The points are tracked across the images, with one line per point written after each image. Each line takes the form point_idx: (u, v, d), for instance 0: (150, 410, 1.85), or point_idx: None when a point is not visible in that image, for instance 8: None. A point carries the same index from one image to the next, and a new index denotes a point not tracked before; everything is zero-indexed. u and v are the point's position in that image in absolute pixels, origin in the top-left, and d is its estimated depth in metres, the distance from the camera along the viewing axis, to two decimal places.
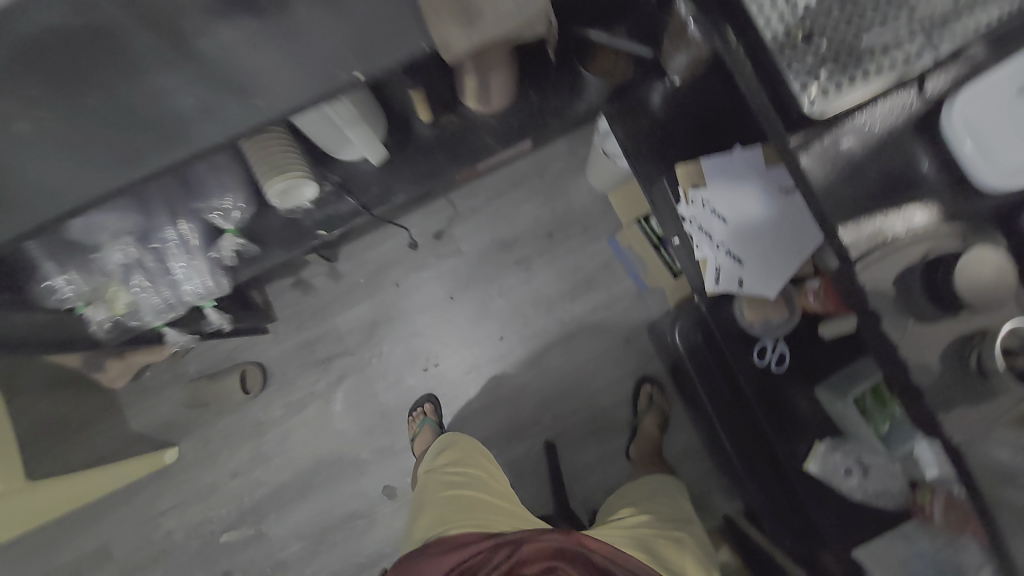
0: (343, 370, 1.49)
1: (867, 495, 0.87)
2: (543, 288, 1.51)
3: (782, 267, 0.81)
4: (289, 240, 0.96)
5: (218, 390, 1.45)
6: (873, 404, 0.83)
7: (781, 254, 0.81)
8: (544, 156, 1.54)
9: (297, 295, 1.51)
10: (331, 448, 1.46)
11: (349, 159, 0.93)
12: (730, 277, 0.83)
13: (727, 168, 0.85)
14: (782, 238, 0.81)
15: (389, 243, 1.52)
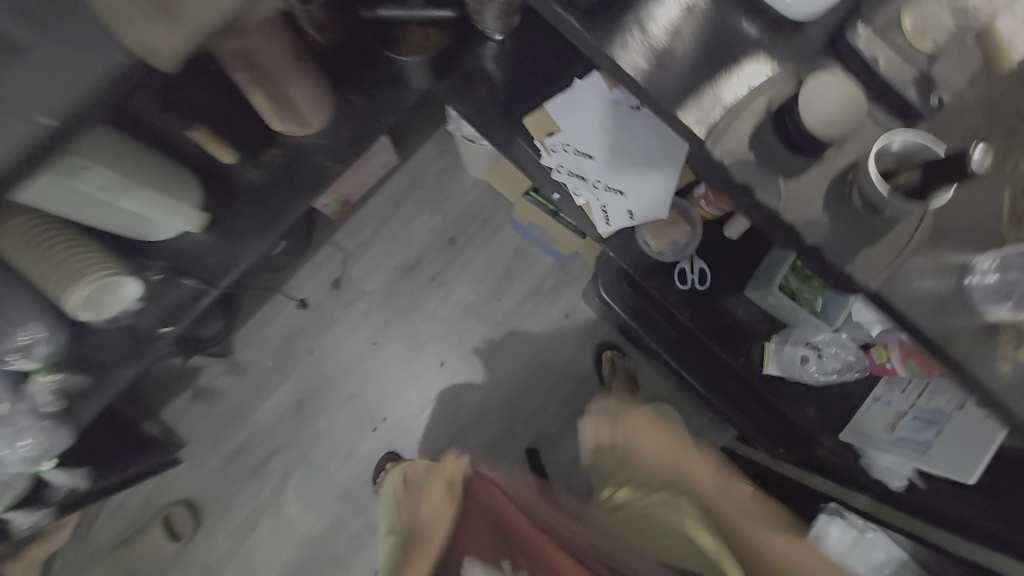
0: (285, 466, 1.30)
1: (828, 375, 0.84)
2: (465, 296, 1.42)
3: (663, 185, 0.76)
4: (128, 355, 0.78)
5: (143, 550, 1.22)
6: (798, 285, 0.82)
7: (655, 169, 0.76)
8: (415, 166, 1.45)
9: (202, 407, 1.31)
10: (302, 556, 1.27)
11: (169, 237, 0.79)
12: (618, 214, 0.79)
13: (570, 105, 0.78)
14: (653, 154, 0.76)
15: (286, 312, 1.37)
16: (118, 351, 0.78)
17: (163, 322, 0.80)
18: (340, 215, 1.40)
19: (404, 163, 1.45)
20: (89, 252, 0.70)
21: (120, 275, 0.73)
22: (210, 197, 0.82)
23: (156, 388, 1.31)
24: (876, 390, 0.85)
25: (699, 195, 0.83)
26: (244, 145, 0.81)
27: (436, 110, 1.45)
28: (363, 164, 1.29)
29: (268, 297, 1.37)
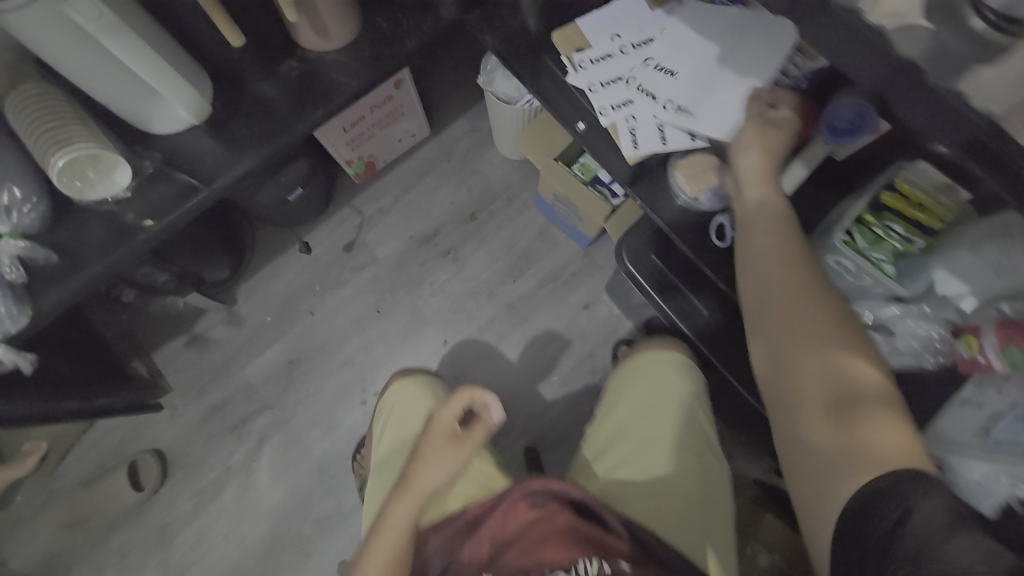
0: (263, 430, 1.21)
1: (902, 358, 0.67)
2: (478, 274, 1.32)
3: (725, 109, 0.68)
4: (105, 246, 0.74)
5: (104, 496, 1.13)
6: (868, 243, 0.67)
7: (698, 86, 0.70)
8: (447, 138, 1.41)
9: (193, 355, 1.26)
10: (262, 533, 1.14)
11: (168, 131, 0.77)
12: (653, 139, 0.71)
13: (608, 26, 0.73)
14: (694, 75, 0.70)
15: (294, 269, 1.32)
16: (94, 240, 0.74)
17: (145, 214, 0.75)
18: (363, 179, 1.36)
19: (435, 135, 1.41)
20: (81, 128, 0.68)
21: (110, 154, 0.71)
22: (219, 99, 0.80)
23: (155, 329, 1.28)
24: (964, 393, 0.66)
25: None
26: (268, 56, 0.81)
27: (473, 87, 1.43)
28: (392, 124, 1.25)
29: (279, 253, 1.33)
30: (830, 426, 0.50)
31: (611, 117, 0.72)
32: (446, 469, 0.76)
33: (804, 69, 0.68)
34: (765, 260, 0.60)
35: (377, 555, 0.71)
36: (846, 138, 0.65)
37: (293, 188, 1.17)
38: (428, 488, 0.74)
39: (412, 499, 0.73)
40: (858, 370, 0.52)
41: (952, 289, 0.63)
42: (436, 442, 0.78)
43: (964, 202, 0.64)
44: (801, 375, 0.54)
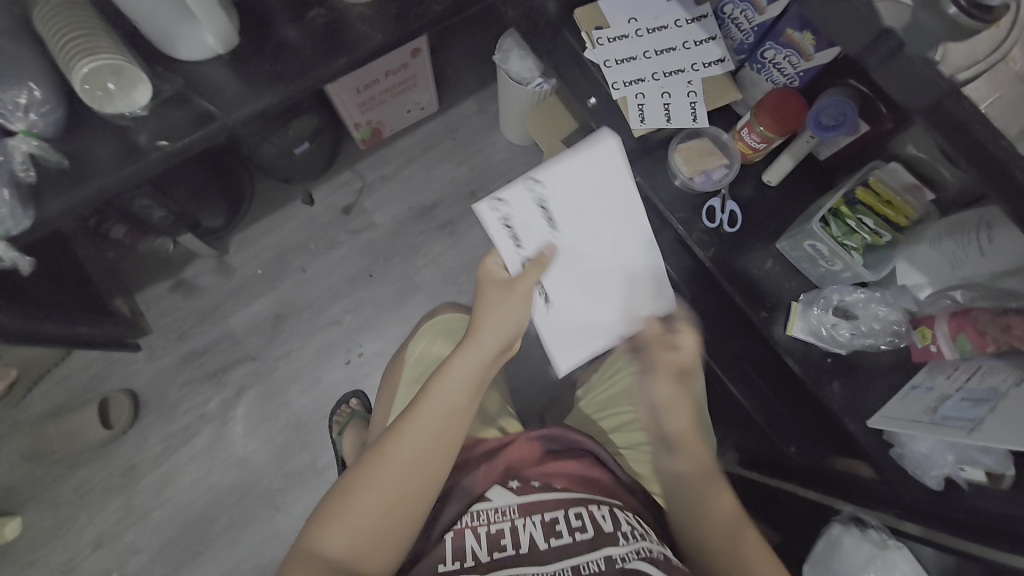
0: (243, 380, 1.20)
1: (863, 342, 0.73)
2: (473, 250, 1.35)
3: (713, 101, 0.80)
4: (117, 161, 0.74)
5: (70, 431, 1.11)
6: (842, 232, 0.73)
7: (700, 75, 0.79)
8: (455, 116, 1.44)
9: (178, 299, 1.25)
10: (232, 481, 1.13)
11: (195, 58, 0.78)
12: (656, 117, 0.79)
13: (627, 6, 0.79)
14: (700, 65, 0.79)
15: (290, 225, 1.32)
16: (105, 155, 0.74)
17: (160, 136, 0.76)
18: (368, 144, 1.37)
19: (443, 111, 1.44)
20: (106, 40, 0.70)
21: (132, 69, 0.72)
22: (244, 36, 0.81)
23: (140, 270, 1.26)
24: (915, 379, 0.71)
25: (742, 125, 0.78)
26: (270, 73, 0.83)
27: (485, 69, 1.46)
28: (404, 93, 1.28)
29: (276, 208, 1.33)
30: (722, 530, 0.66)
31: (622, 92, 0.79)
32: (514, 330, 0.67)
33: (800, 68, 0.75)
34: (675, 403, 0.74)
35: (437, 407, 0.63)
36: (831, 133, 0.72)
37: (300, 143, 1.18)
38: (501, 341, 0.67)
39: (483, 354, 0.66)
40: (730, 506, 0.68)
41: (913, 279, 0.71)
42: (509, 303, 0.67)
43: (927, 201, 0.70)
44: (693, 498, 0.70)
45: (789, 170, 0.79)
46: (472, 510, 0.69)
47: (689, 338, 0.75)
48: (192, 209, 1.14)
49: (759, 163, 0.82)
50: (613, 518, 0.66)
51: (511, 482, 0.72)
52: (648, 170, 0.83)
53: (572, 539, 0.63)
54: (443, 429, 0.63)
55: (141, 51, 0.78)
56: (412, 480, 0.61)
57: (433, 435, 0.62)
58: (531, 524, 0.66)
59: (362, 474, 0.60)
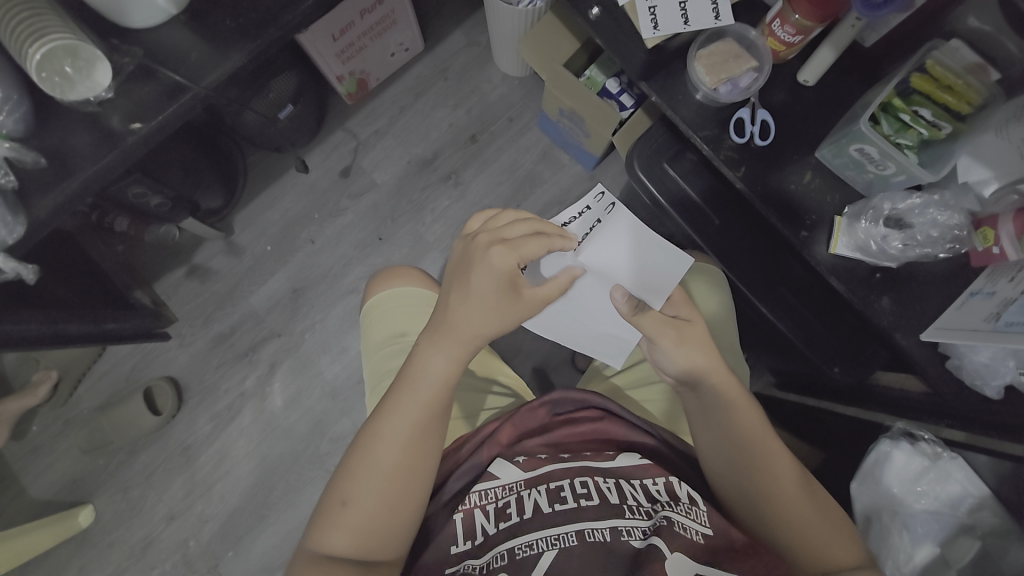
0: (274, 356, 1.22)
1: (918, 251, 0.66)
2: (481, 199, 1.28)
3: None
4: (95, 150, 0.69)
5: (121, 421, 1.16)
6: (892, 130, 0.64)
7: None
8: (442, 54, 1.31)
9: (195, 285, 1.24)
10: (282, 451, 1.19)
11: (147, 24, 0.71)
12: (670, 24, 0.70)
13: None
14: None
15: (291, 197, 1.27)
16: (84, 145, 0.69)
17: (132, 117, 0.70)
18: (355, 98, 1.28)
19: (429, 50, 1.31)
20: (55, 19, 0.64)
21: (86, 47, 0.66)
22: None
23: (154, 260, 1.25)
24: (973, 286, 0.65)
25: (772, 17, 0.68)
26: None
27: None
28: (383, 34, 1.16)
29: (271, 182, 1.28)
30: (773, 523, 0.59)
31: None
32: (492, 323, 0.58)
33: None
34: (718, 404, 0.61)
35: (404, 411, 0.58)
36: (882, 11, 0.61)
37: (284, 105, 1.10)
38: (476, 330, 0.58)
39: (460, 347, 0.58)
40: (796, 476, 0.59)
41: (975, 175, 0.63)
42: (485, 280, 0.57)
43: (991, 81, 0.62)
44: (754, 492, 0.59)
45: (829, 65, 0.69)
46: (476, 488, 0.63)
47: (683, 342, 0.60)
48: (187, 191, 1.10)
49: (793, 62, 0.72)
50: (620, 491, 0.62)
51: (517, 457, 0.66)
52: (665, 85, 0.74)
53: (577, 506, 0.59)
54: (414, 431, 0.58)
55: (93, 23, 0.71)
56: (401, 470, 0.57)
57: (405, 443, 0.57)
58: (536, 492, 0.62)
59: (343, 483, 0.58)
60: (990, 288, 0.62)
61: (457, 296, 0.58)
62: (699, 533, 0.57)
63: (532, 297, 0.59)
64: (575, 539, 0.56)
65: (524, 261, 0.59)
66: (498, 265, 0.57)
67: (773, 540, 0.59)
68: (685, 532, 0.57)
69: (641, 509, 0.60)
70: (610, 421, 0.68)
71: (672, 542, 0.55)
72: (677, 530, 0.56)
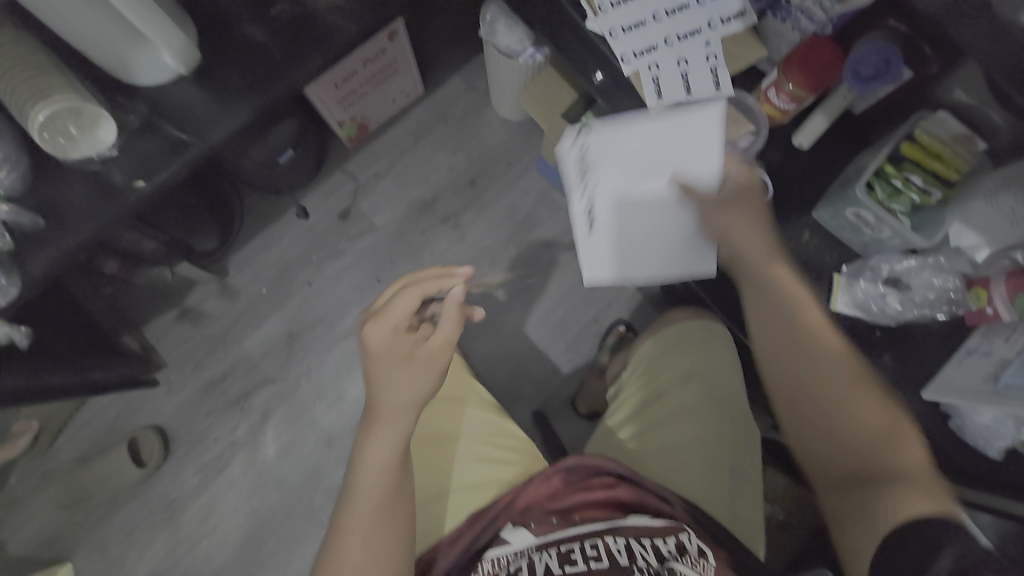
0: (267, 402, 1.19)
1: (918, 311, 0.68)
2: (480, 241, 1.29)
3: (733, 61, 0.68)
4: (94, 208, 0.68)
5: (103, 475, 1.11)
6: (888, 196, 0.66)
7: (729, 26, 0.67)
8: (441, 100, 1.34)
9: (186, 329, 1.21)
10: (273, 504, 1.14)
11: (153, 81, 0.71)
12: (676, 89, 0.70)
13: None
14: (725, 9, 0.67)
15: (289, 239, 1.27)
16: (83, 204, 0.68)
17: (136, 174, 0.70)
18: (355, 142, 1.29)
19: (429, 95, 1.34)
20: (58, 76, 0.63)
21: (91, 107, 0.65)
22: (206, 45, 0.74)
23: (144, 304, 1.22)
24: (969, 343, 0.67)
25: (768, 84, 0.70)
26: (239, 52, 0.75)
27: (469, 45, 1.35)
28: (385, 82, 1.18)
29: (269, 224, 1.27)
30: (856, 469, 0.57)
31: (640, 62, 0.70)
32: (405, 387, 0.60)
33: (833, 12, 0.65)
34: (779, 291, 0.65)
35: (358, 509, 0.59)
36: (872, 85, 0.64)
37: (284, 150, 1.11)
38: (401, 407, 0.60)
39: (385, 418, 0.61)
40: (880, 413, 0.58)
41: (966, 240, 0.65)
42: (383, 363, 0.60)
43: (979, 151, 0.65)
44: (822, 436, 0.60)
45: (824, 131, 0.71)
46: (489, 556, 0.63)
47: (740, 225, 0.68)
48: (183, 236, 1.08)
49: (789, 125, 0.75)
50: (629, 550, 0.60)
51: (530, 522, 0.66)
52: None
53: (586, 568, 0.58)
54: (375, 523, 0.59)
55: (98, 80, 0.70)
56: (375, 541, 0.58)
57: (372, 511, 0.59)
58: (547, 556, 0.61)
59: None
60: (986, 349, 0.65)
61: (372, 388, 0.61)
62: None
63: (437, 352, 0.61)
64: None
65: (406, 324, 0.61)
66: (375, 345, 0.60)
67: (841, 472, 0.58)
68: None
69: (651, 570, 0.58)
70: (626, 488, 0.68)
71: None
72: None
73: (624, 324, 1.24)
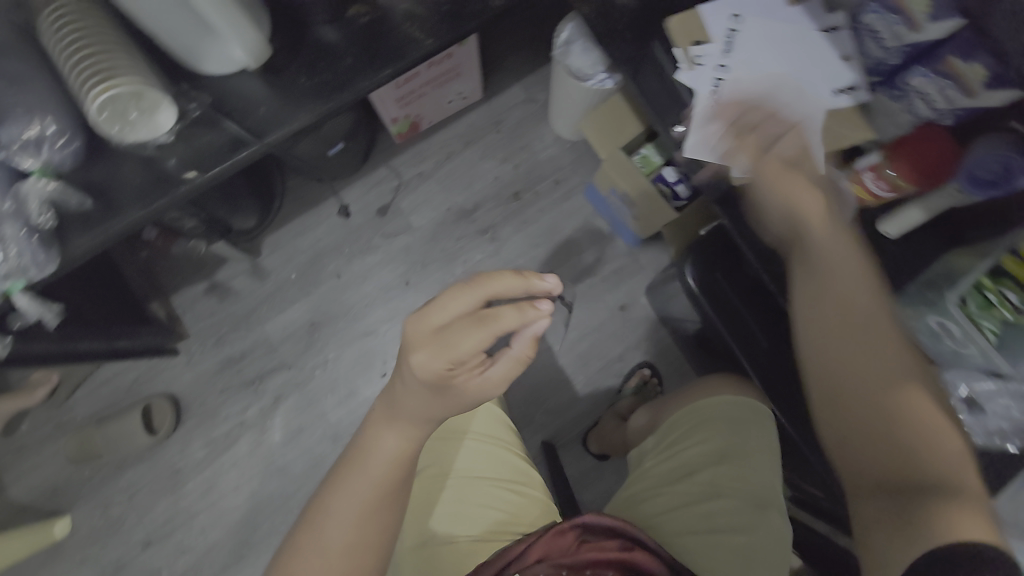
0: (279, 389, 1.18)
1: (988, 438, 0.61)
2: (515, 259, 1.25)
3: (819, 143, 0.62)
4: (145, 194, 0.67)
5: (113, 435, 1.12)
6: (976, 310, 0.60)
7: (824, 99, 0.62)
8: (498, 107, 1.30)
9: (213, 302, 1.21)
10: (272, 491, 1.14)
11: (221, 72, 0.69)
12: (760, 138, 0.62)
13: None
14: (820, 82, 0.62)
15: (325, 227, 1.25)
16: (133, 188, 0.67)
17: (189, 163, 0.68)
18: (405, 138, 1.26)
19: (486, 101, 1.30)
20: (125, 59, 0.60)
21: (152, 92, 0.62)
22: (278, 39, 0.71)
23: (175, 271, 1.22)
24: None
25: (864, 166, 0.64)
26: (311, 52, 0.72)
27: (535, 55, 1.30)
28: (446, 84, 1.15)
29: (306, 210, 1.25)
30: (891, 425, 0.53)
31: (719, 107, 0.63)
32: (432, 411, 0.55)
33: (958, 105, 0.57)
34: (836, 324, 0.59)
35: (355, 488, 0.56)
36: (989, 191, 0.57)
37: (335, 142, 1.09)
38: (419, 422, 0.56)
39: (408, 428, 0.57)
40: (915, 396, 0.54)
41: None
42: (413, 384, 0.53)
43: None
44: (872, 402, 0.55)
45: (917, 226, 0.65)
46: None
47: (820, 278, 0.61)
48: (223, 214, 1.07)
49: (879, 211, 0.67)
50: None
51: None
52: (736, 212, 0.70)
53: None
54: (365, 508, 0.56)
55: (166, 63, 0.68)
56: (352, 548, 0.55)
57: (356, 519, 0.55)
58: None
59: (291, 545, 0.57)
60: None
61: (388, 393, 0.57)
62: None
63: (487, 382, 0.53)
64: None
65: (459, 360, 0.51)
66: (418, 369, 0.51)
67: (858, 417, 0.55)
68: None
69: None
70: (642, 555, 0.64)
71: None
72: None
73: (649, 368, 1.20)
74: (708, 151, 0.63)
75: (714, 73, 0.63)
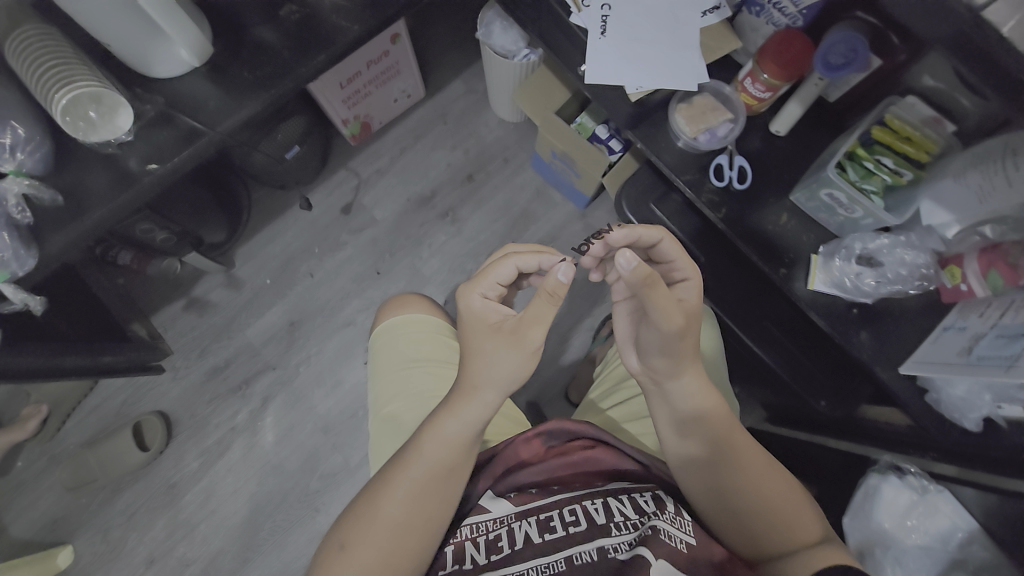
0: (267, 390, 1.22)
1: (892, 286, 0.69)
2: (477, 235, 1.33)
3: (696, 59, 0.73)
4: (109, 190, 0.73)
5: (106, 457, 1.14)
6: (858, 176, 0.69)
7: (692, 21, 0.73)
8: (442, 100, 1.39)
9: (193, 318, 1.26)
10: (271, 489, 1.17)
11: (171, 74, 0.76)
12: (647, 62, 0.73)
13: None
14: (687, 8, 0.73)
15: (293, 231, 1.31)
16: (98, 185, 0.73)
17: (149, 159, 0.74)
18: (359, 140, 1.34)
19: (430, 96, 1.39)
20: (82, 68, 0.68)
21: (110, 94, 0.70)
22: (220, 41, 0.79)
23: (152, 293, 1.27)
24: (946, 321, 0.69)
25: (745, 75, 0.74)
26: (251, 49, 0.80)
27: (469, 50, 1.41)
28: (388, 82, 1.24)
29: (273, 219, 1.32)
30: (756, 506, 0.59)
31: (608, 40, 0.74)
32: (496, 363, 0.55)
33: (802, 6, 0.68)
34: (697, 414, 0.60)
35: (410, 467, 0.59)
36: (841, 72, 0.67)
37: (291, 146, 1.16)
38: (481, 382, 0.56)
39: (463, 396, 0.57)
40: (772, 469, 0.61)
41: (938, 217, 0.66)
42: (475, 331, 0.57)
43: (948, 133, 0.67)
44: (761, 532, 0.59)
45: (798, 118, 0.75)
46: (467, 521, 0.63)
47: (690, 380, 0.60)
48: (193, 227, 1.13)
49: (766, 114, 0.79)
50: (607, 509, 0.62)
51: (510, 492, 0.66)
52: (649, 134, 0.80)
53: (566, 533, 0.59)
54: (415, 488, 0.58)
55: (118, 73, 0.76)
56: (405, 522, 0.57)
57: (411, 498, 0.58)
58: (527, 523, 0.61)
59: (345, 531, 0.58)
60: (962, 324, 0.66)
61: (477, 342, 0.55)
62: (683, 542, 0.57)
63: (529, 325, 0.54)
64: (563, 565, 0.56)
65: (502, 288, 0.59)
66: (478, 308, 0.57)
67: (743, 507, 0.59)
68: (671, 540, 0.56)
69: (629, 522, 0.60)
70: (603, 451, 0.68)
71: (657, 549, 0.55)
72: (662, 539, 0.56)
73: None
74: (606, 78, 0.73)
75: (600, 11, 0.74)
